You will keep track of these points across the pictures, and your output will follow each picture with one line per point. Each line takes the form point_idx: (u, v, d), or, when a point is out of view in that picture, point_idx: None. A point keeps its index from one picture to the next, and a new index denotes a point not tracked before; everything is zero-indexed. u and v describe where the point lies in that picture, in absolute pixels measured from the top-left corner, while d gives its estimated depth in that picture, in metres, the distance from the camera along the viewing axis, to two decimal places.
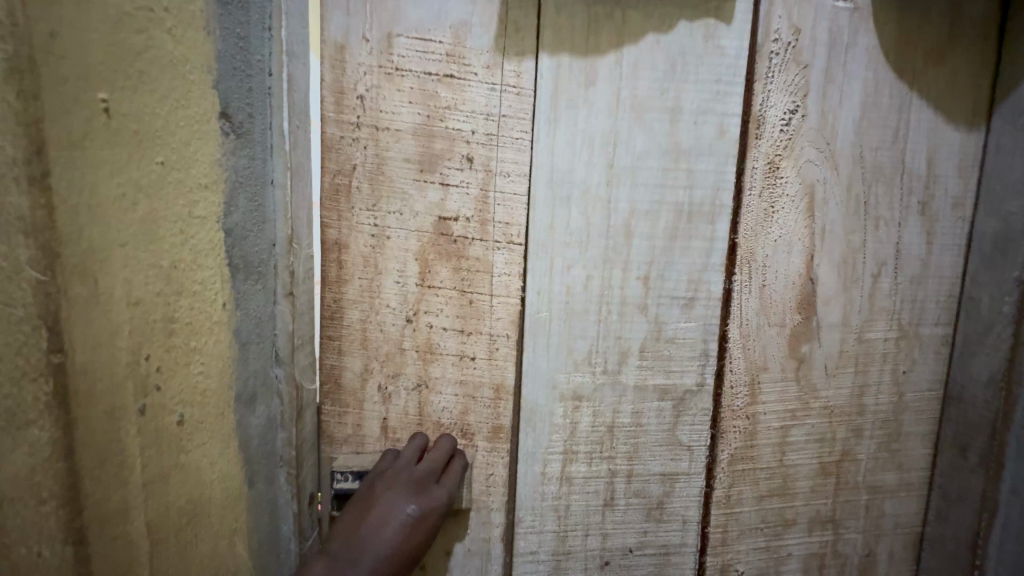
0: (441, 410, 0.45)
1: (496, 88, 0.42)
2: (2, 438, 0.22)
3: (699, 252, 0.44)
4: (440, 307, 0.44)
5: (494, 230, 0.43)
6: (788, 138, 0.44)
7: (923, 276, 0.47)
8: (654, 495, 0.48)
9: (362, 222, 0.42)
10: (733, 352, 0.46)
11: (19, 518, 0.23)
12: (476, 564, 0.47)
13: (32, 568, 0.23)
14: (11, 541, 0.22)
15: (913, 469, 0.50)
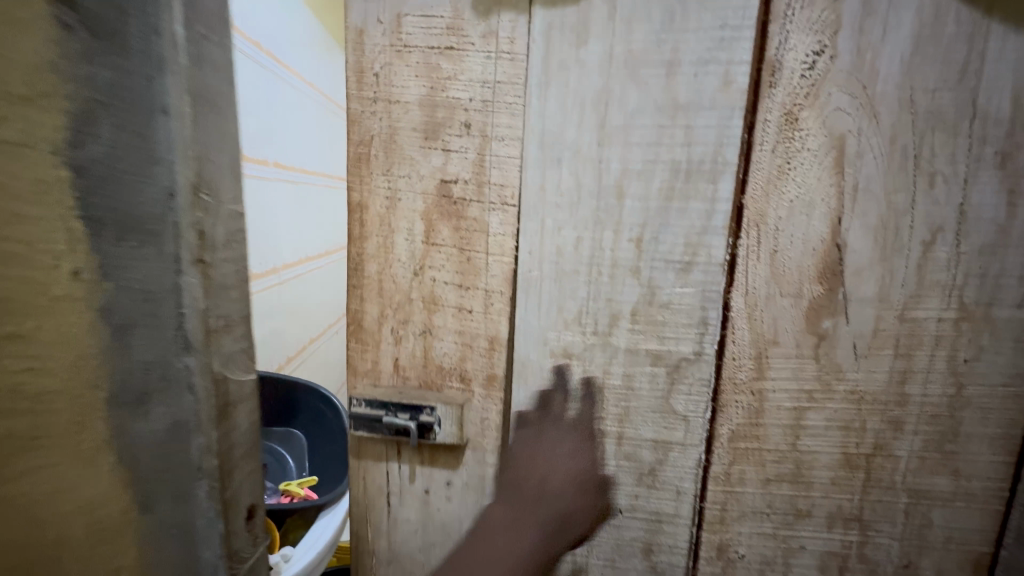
0: (442, 355, 0.50)
1: (492, 56, 0.44)
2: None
3: (698, 214, 0.42)
4: (443, 263, 0.48)
5: (490, 192, 0.46)
6: (811, 84, 0.39)
7: (998, 245, 0.39)
8: (646, 461, 0.47)
9: (379, 185, 0.48)
10: (737, 322, 0.43)
11: None
12: (473, 497, 0.52)
13: None
14: None
15: (976, 479, 0.43)
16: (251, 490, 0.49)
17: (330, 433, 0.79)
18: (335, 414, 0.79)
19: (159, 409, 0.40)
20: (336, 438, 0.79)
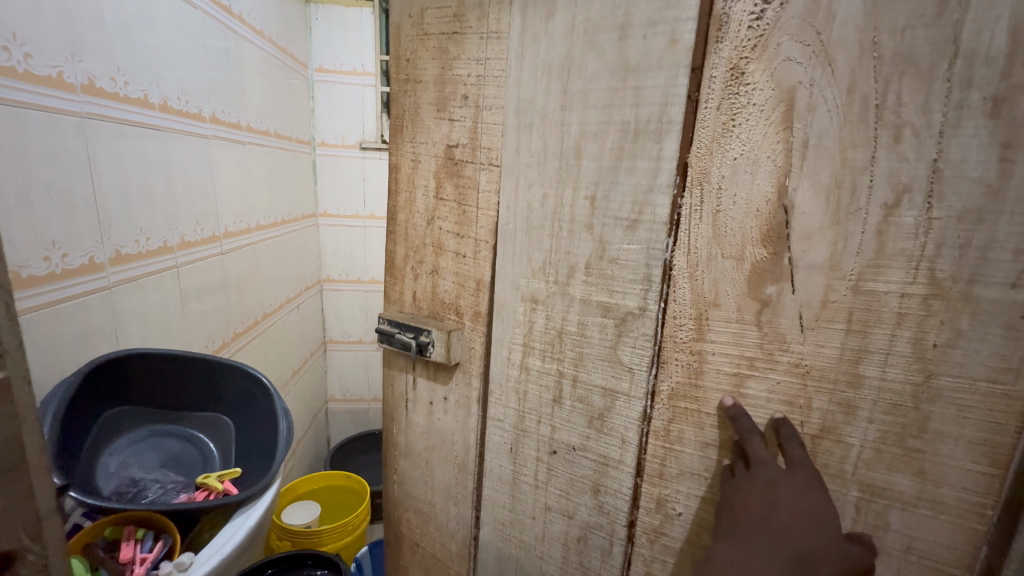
0: (444, 289, 0.67)
1: (484, 36, 0.56)
2: None
3: (645, 173, 0.49)
4: (446, 214, 0.64)
5: (481, 154, 0.59)
6: (759, 34, 0.42)
7: (982, 211, 0.38)
8: (595, 406, 0.58)
9: (407, 150, 0.66)
10: (679, 281, 0.50)
11: None
12: (462, 410, 0.70)
13: None
14: None
15: (946, 486, 0.43)
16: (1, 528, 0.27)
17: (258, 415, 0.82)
18: (267, 397, 0.81)
19: None
20: (266, 422, 0.81)
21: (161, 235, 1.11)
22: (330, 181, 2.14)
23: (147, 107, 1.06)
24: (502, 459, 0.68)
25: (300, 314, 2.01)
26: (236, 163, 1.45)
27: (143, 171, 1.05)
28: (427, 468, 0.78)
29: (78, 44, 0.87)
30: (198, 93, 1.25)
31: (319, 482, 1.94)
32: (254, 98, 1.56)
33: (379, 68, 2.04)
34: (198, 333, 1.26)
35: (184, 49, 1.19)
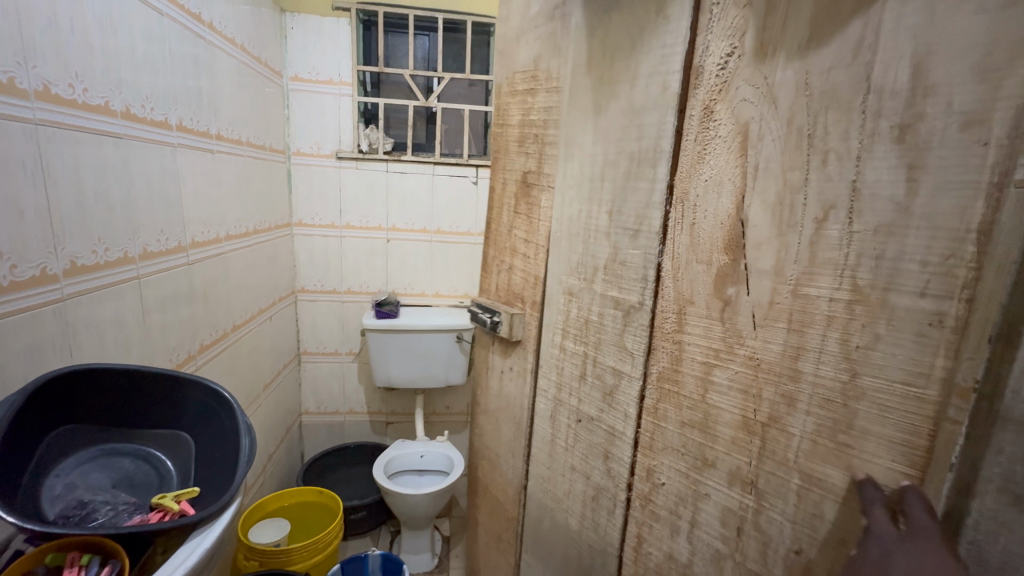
0: (517, 277, 1.00)
1: (550, 94, 0.88)
2: None
3: (644, 192, 0.71)
4: (518, 228, 0.99)
5: (543, 179, 0.91)
6: (723, 79, 0.60)
7: (896, 225, 0.48)
8: (608, 383, 0.80)
9: (501, 174, 1.04)
10: (666, 280, 0.69)
11: None
12: (518, 365, 1.01)
13: None
14: None
15: (870, 481, 0.52)
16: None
17: (221, 432, 0.86)
18: (228, 413, 0.85)
19: None
20: (228, 437, 0.85)
21: (122, 245, 1.09)
22: (304, 190, 2.13)
23: (108, 115, 1.05)
24: (544, 423, 0.96)
25: (272, 325, 1.97)
26: (203, 170, 1.43)
27: (102, 179, 1.03)
28: (497, 423, 1.12)
29: (30, 49, 0.85)
30: (162, 100, 1.23)
31: (290, 498, 1.88)
32: (226, 106, 1.55)
33: (355, 78, 2.05)
34: (158, 346, 1.22)
35: (147, 53, 1.17)
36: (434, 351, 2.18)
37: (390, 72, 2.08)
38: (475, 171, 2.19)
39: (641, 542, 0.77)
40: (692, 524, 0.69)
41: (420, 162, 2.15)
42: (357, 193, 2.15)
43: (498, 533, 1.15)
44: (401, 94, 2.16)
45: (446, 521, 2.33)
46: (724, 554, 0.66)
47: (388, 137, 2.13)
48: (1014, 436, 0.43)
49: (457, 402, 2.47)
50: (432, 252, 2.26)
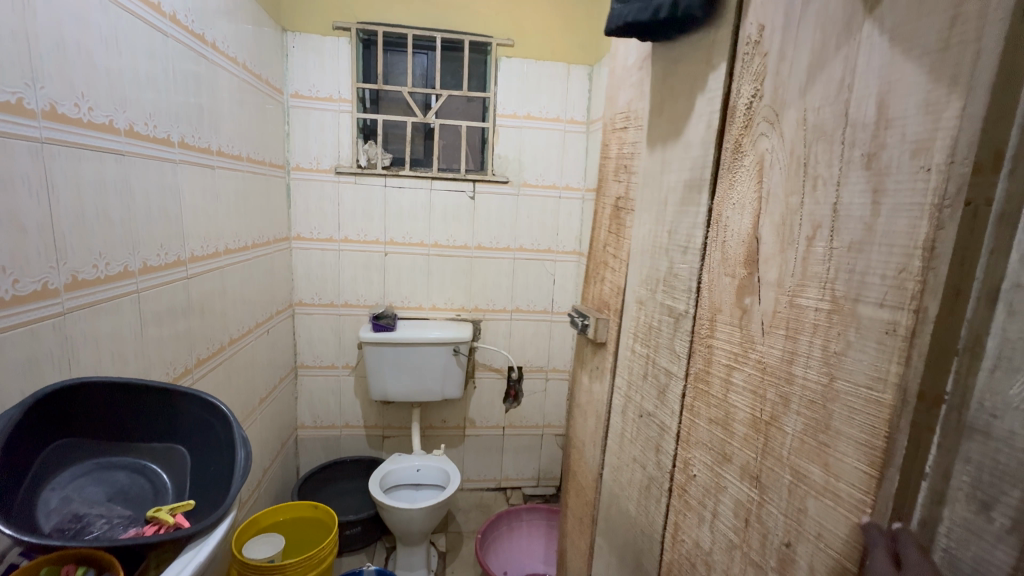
0: (608, 287, 1.20)
1: (639, 133, 1.07)
2: None
3: (693, 215, 0.85)
4: (610, 246, 1.20)
5: (628, 207, 1.11)
6: (746, 118, 0.72)
7: (865, 242, 0.52)
8: (662, 378, 0.93)
9: (604, 202, 1.27)
10: (703, 292, 0.82)
11: None
12: (602, 361, 1.20)
13: None
14: None
15: (841, 480, 0.55)
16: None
17: (218, 445, 0.87)
18: (224, 429, 0.86)
19: None
20: (224, 450, 0.86)
21: (121, 259, 1.11)
22: (302, 205, 2.15)
23: (112, 132, 1.08)
24: (618, 412, 1.11)
25: (269, 338, 1.99)
26: (202, 185, 1.45)
27: (104, 194, 1.06)
28: (587, 414, 1.30)
29: (37, 71, 0.88)
30: (166, 118, 1.27)
31: (285, 513, 1.87)
32: (226, 122, 1.58)
33: (354, 94, 2.10)
34: (155, 360, 1.24)
35: (150, 71, 1.20)
36: (426, 364, 2.18)
37: (388, 89, 2.13)
38: (472, 185, 2.23)
39: (678, 529, 0.85)
40: (713, 514, 0.76)
41: (417, 178, 2.19)
42: (355, 209, 2.18)
43: (582, 514, 1.31)
44: (400, 111, 2.22)
45: (442, 537, 2.27)
46: (735, 544, 0.71)
47: (387, 152, 2.18)
48: (981, 446, 0.43)
49: (453, 416, 2.47)
50: (429, 265, 2.28)
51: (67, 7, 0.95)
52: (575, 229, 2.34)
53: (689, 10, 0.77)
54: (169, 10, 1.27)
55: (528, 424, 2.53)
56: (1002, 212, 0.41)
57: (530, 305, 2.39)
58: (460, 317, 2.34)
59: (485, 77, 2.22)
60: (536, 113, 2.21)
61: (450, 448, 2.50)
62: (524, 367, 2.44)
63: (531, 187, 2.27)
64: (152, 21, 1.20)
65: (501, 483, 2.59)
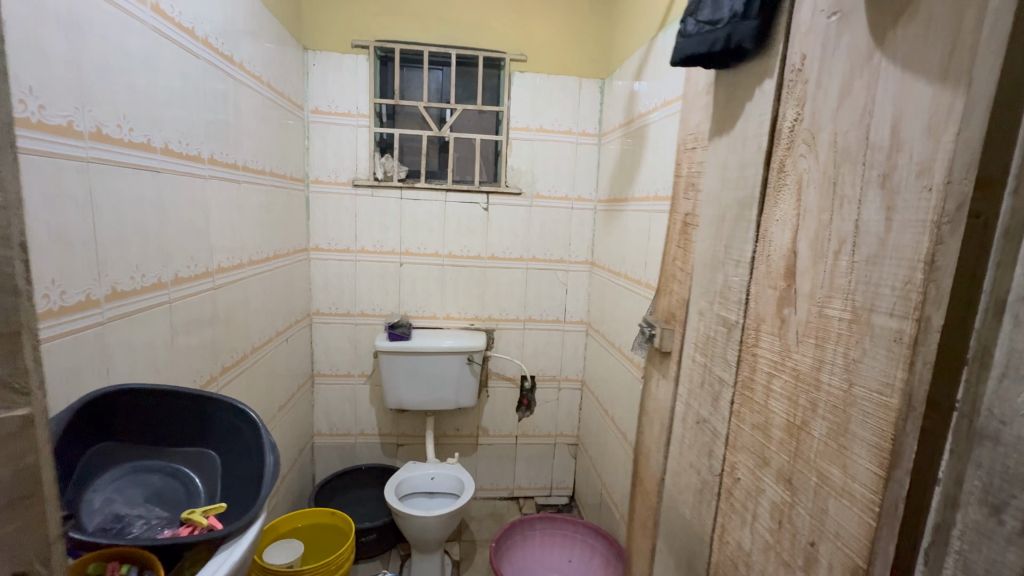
0: (672, 301, 1.13)
1: (695, 147, 1.07)
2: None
3: (730, 231, 0.89)
4: (676, 257, 1.14)
5: (688, 219, 1.08)
6: (786, 139, 0.75)
7: (879, 255, 0.58)
8: (706, 385, 0.96)
9: (678, 209, 1.14)
10: (739, 305, 0.86)
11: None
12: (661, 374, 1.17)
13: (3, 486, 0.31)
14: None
15: (856, 481, 0.60)
16: (24, 555, 0.33)
17: (247, 448, 0.90)
18: (254, 434, 0.89)
19: None
20: (252, 456, 0.89)
21: (156, 272, 1.17)
22: (320, 217, 2.22)
23: (149, 151, 1.13)
24: (665, 422, 1.14)
25: (288, 348, 2.04)
26: (228, 200, 1.52)
27: (140, 210, 1.11)
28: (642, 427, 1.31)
29: (86, 95, 0.95)
30: (198, 136, 1.33)
31: (302, 520, 1.92)
32: (249, 138, 1.64)
33: (371, 109, 2.16)
34: (184, 368, 1.29)
35: (183, 91, 1.27)
36: (439, 373, 2.21)
37: (404, 104, 2.19)
38: (485, 197, 2.27)
39: (724, 531, 0.87)
40: (754, 515, 0.79)
41: (432, 190, 2.24)
42: (371, 221, 2.24)
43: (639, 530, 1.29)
44: (416, 124, 2.27)
45: (456, 544, 2.28)
46: (770, 544, 0.75)
47: (402, 164, 2.23)
48: (990, 452, 0.45)
49: (467, 424, 2.49)
50: (443, 275, 2.32)
51: (115, 38, 1.02)
52: (588, 239, 2.37)
53: (740, 42, 0.76)
54: (202, 34, 1.34)
55: (541, 433, 2.54)
56: (1007, 229, 0.44)
57: (543, 314, 2.41)
58: (474, 326, 2.38)
59: (497, 90, 2.27)
60: (548, 126, 2.26)
61: (464, 456, 2.52)
62: (537, 376, 2.47)
63: (544, 199, 2.31)
64: (187, 45, 1.27)
65: (514, 492, 2.60)
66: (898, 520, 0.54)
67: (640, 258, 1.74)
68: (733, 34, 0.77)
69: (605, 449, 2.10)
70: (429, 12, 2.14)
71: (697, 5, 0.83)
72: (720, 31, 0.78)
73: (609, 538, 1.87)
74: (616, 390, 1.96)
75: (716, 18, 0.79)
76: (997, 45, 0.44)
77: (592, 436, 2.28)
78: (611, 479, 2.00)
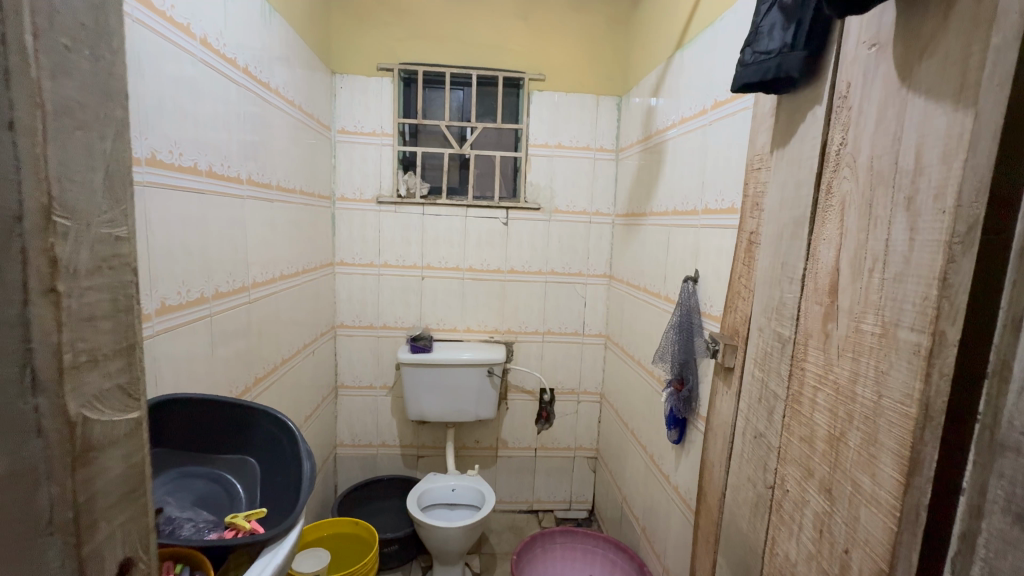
0: (734, 318, 1.05)
1: (752, 159, 1.02)
2: (117, 385, 0.36)
3: (777, 250, 0.89)
4: (738, 271, 1.04)
5: (751, 230, 1.01)
6: (831, 158, 0.76)
7: (904, 272, 0.61)
8: (750, 401, 0.96)
9: (749, 220, 1.02)
10: (782, 324, 0.86)
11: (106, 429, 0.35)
12: (715, 393, 1.10)
13: (120, 477, 0.36)
14: (107, 448, 0.35)
15: (882, 488, 0.63)
16: (129, 542, 0.38)
17: (284, 454, 0.94)
18: (292, 442, 0.94)
19: None
20: (288, 461, 0.93)
21: (199, 287, 1.24)
22: (346, 231, 2.29)
23: (195, 173, 1.21)
24: (708, 440, 1.12)
25: (314, 359, 2.11)
26: (265, 219, 1.60)
27: (186, 229, 1.18)
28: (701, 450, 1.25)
29: (142, 124, 1.02)
30: (238, 158, 1.41)
31: (328, 529, 1.97)
32: (281, 159, 1.71)
33: (395, 129, 2.24)
34: (222, 379, 1.35)
35: (225, 116, 1.34)
36: (460, 385, 2.25)
37: (427, 123, 2.26)
38: (505, 213, 2.33)
39: (774, 543, 0.85)
40: (799, 526, 0.78)
41: (453, 206, 2.30)
42: (394, 236, 2.31)
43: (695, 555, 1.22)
44: (437, 142, 2.35)
45: (476, 557, 2.27)
46: (813, 554, 0.75)
47: (426, 182, 2.30)
48: (1013, 463, 0.47)
49: (486, 437, 2.52)
50: (464, 288, 2.37)
51: (166, 71, 1.10)
52: (606, 252, 2.40)
53: (789, 72, 0.78)
54: (242, 63, 1.42)
55: (560, 446, 2.55)
56: None
57: (562, 327, 2.44)
58: (494, 339, 2.41)
59: (517, 108, 2.34)
60: (566, 143, 2.31)
61: (483, 468, 2.54)
62: (556, 390, 2.49)
63: (562, 213, 2.35)
64: (229, 74, 1.35)
65: (534, 505, 2.60)
66: (920, 526, 0.56)
67: (659, 270, 1.76)
68: (783, 65, 0.78)
69: (625, 464, 2.08)
70: (450, 37, 2.23)
71: (754, 35, 0.84)
72: (771, 61, 0.80)
73: (631, 553, 1.85)
74: (636, 403, 1.96)
75: (768, 49, 0.80)
76: (1005, 82, 0.48)
77: (613, 450, 2.27)
78: (631, 493, 2.00)
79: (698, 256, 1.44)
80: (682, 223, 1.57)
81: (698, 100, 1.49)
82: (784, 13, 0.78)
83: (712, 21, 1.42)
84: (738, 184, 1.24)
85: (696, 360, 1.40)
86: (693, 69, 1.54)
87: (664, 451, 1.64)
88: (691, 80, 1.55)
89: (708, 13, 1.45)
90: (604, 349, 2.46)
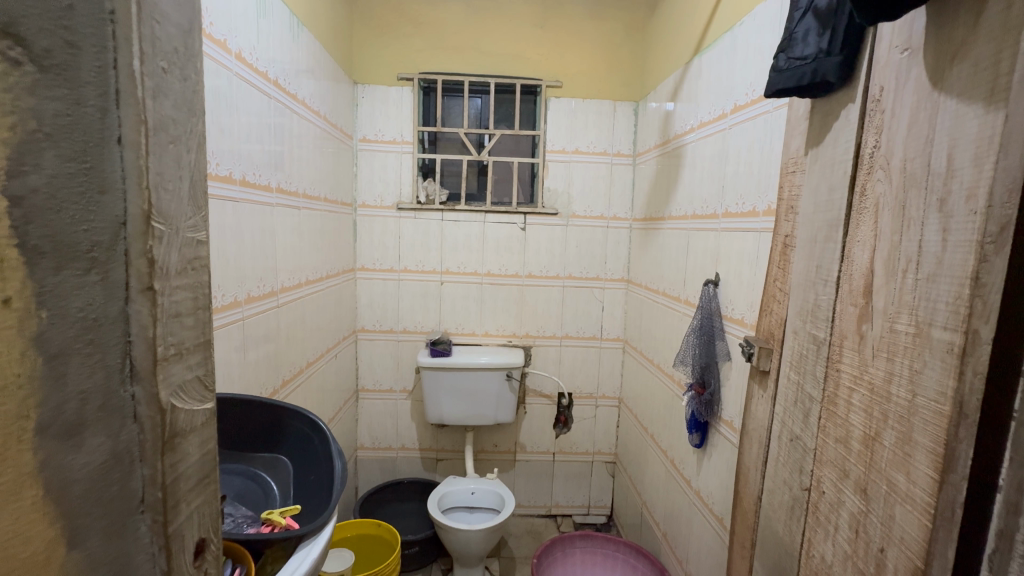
0: (768, 320, 1.05)
1: (785, 161, 1.02)
2: (197, 380, 0.42)
3: (812, 252, 0.90)
4: (773, 274, 1.05)
5: (785, 233, 1.01)
6: (865, 160, 0.77)
7: (937, 272, 0.62)
8: (784, 402, 0.96)
9: (783, 223, 1.03)
10: (818, 325, 0.87)
11: (189, 419, 0.41)
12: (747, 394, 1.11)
13: (198, 462, 0.43)
14: (188, 435, 0.41)
15: (917, 486, 0.63)
16: (203, 524, 0.44)
17: (316, 454, 0.95)
18: (324, 443, 0.95)
19: (105, 453, 0.35)
20: (320, 459, 0.94)
21: (232, 291, 1.29)
22: (366, 238, 2.33)
23: (229, 182, 1.26)
24: (743, 442, 1.12)
25: (337, 362, 2.15)
26: (292, 226, 1.65)
27: (222, 235, 1.24)
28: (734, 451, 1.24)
29: None
30: (268, 169, 1.46)
31: (350, 529, 2.01)
32: (308, 168, 1.77)
33: (415, 137, 2.28)
34: (253, 380, 1.40)
35: (258, 127, 1.40)
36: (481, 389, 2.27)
37: (446, 131, 2.30)
38: (523, 217, 2.35)
39: (810, 545, 0.85)
40: (835, 527, 0.78)
41: (471, 212, 2.33)
42: (414, 242, 2.34)
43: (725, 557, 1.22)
44: (456, 149, 2.38)
45: (495, 561, 2.27)
46: (848, 555, 0.75)
47: (445, 188, 2.34)
48: None
49: (505, 441, 2.53)
50: (482, 293, 2.40)
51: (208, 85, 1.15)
52: (624, 257, 2.41)
53: (825, 76, 0.80)
54: (273, 77, 1.48)
55: (579, 450, 2.55)
56: None
57: (580, 331, 2.45)
58: (511, 343, 2.43)
59: (534, 115, 2.37)
60: (583, 148, 2.33)
61: (502, 472, 2.55)
62: (574, 394, 2.49)
63: (579, 219, 2.37)
64: (262, 88, 1.41)
65: (553, 509, 2.60)
66: (955, 524, 0.56)
67: (679, 275, 1.77)
68: (818, 69, 0.80)
69: (645, 469, 2.08)
70: (469, 47, 2.27)
71: (787, 41, 0.85)
72: (806, 66, 0.82)
73: (652, 559, 1.84)
74: (656, 407, 1.96)
75: (804, 54, 0.82)
76: None
77: (633, 455, 2.27)
78: (651, 498, 1.99)
79: (719, 259, 1.44)
80: (703, 227, 1.57)
81: (717, 105, 1.50)
82: (819, 18, 0.80)
83: (732, 26, 1.43)
84: (760, 188, 1.24)
85: (717, 363, 1.41)
86: (712, 75, 1.54)
87: (685, 455, 1.64)
88: (711, 85, 1.55)
89: (728, 17, 1.46)
90: (622, 353, 2.46)
